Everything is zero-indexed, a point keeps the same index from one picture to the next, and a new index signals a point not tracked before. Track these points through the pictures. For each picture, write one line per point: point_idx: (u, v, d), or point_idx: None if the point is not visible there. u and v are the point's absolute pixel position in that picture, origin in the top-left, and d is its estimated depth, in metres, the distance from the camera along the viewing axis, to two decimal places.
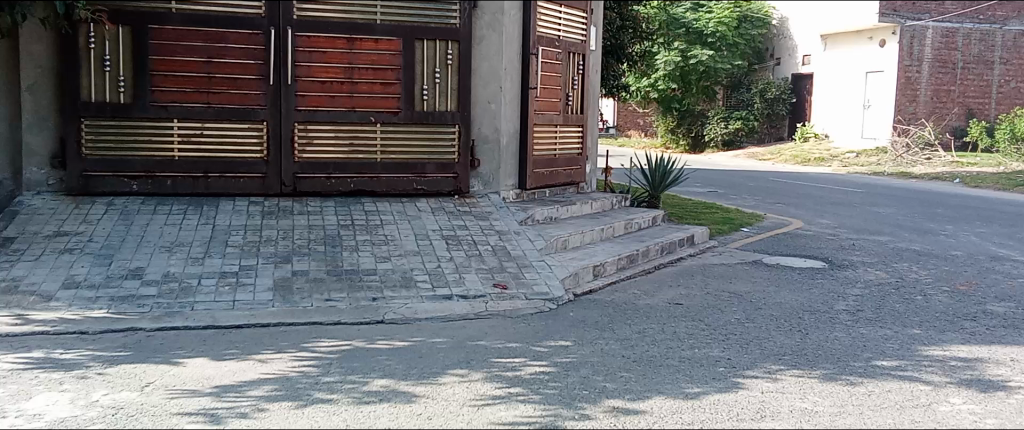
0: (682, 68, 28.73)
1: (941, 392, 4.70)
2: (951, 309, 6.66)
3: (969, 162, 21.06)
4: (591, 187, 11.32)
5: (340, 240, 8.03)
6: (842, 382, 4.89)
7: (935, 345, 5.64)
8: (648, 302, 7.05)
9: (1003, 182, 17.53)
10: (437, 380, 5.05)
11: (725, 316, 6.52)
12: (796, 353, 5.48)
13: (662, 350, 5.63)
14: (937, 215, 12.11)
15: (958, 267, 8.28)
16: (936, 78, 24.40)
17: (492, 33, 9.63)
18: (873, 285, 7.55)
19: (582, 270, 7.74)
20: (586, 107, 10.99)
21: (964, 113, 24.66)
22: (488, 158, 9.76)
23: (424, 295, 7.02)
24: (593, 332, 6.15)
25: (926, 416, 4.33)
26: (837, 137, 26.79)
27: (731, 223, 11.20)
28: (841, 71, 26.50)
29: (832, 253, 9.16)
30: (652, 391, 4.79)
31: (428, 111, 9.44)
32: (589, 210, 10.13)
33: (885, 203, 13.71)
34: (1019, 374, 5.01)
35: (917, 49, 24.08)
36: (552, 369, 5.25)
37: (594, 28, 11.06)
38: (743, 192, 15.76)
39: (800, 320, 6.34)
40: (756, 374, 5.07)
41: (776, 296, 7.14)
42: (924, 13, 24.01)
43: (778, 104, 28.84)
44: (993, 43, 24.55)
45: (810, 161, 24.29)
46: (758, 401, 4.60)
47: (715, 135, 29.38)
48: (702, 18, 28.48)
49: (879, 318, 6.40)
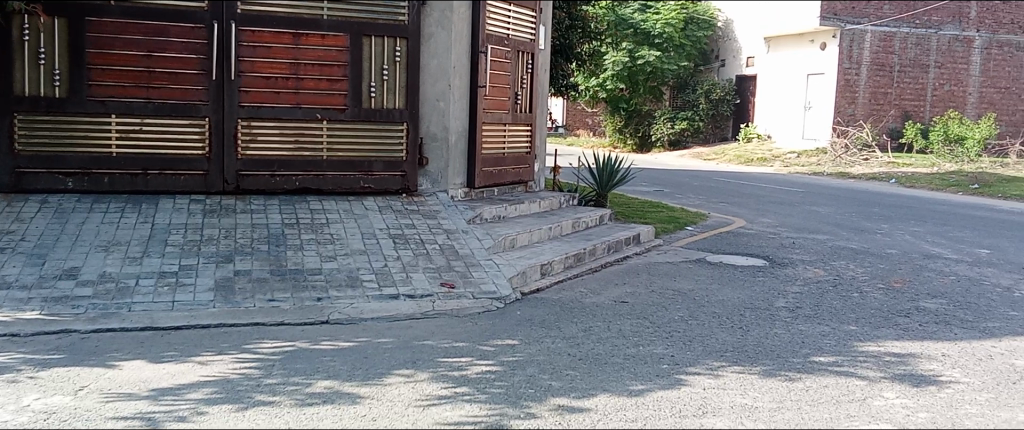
0: (630, 68, 29.07)
1: (876, 387, 4.84)
2: (885, 305, 6.86)
3: (904, 162, 21.76)
4: (539, 186, 11.35)
5: (285, 239, 7.91)
6: (781, 378, 5.00)
7: (870, 341, 5.80)
8: (594, 301, 7.09)
9: (936, 182, 18.15)
10: (382, 381, 5.00)
11: (669, 313, 6.61)
12: (737, 349, 5.58)
13: (607, 348, 5.67)
14: (873, 215, 12.46)
15: (893, 264, 8.54)
16: (874, 80, 25.16)
17: (441, 31, 9.57)
18: (812, 283, 7.73)
19: (529, 269, 7.75)
20: (535, 106, 11.00)
21: (900, 115, 25.48)
22: (436, 156, 9.71)
23: (370, 295, 6.94)
24: (540, 331, 6.16)
25: (861, 411, 4.45)
26: (779, 138, 27.39)
27: (676, 222, 11.35)
28: (783, 73, 27.10)
29: (773, 251, 9.36)
30: (597, 389, 4.82)
31: (375, 109, 9.35)
32: (537, 208, 10.16)
33: (824, 203, 14.06)
34: (949, 368, 5.19)
35: (857, 52, 24.83)
36: (498, 368, 5.25)
37: (543, 28, 11.08)
38: (688, 191, 16.00)
39: (741, 317, 6.47)
40: (698, 370, 5.15)
41: (718, 294, 7.27)
42: (863, 17, 24.75)
43: (723, 105, 29.42)
44: (929, 47, 25.31)
45: (753, 161, 24.81)
46: (700, 397, 4.67)
47: (662, 135, 29.78)
48: (650, 19, 28.85)
49: (817, 315, 6.56)
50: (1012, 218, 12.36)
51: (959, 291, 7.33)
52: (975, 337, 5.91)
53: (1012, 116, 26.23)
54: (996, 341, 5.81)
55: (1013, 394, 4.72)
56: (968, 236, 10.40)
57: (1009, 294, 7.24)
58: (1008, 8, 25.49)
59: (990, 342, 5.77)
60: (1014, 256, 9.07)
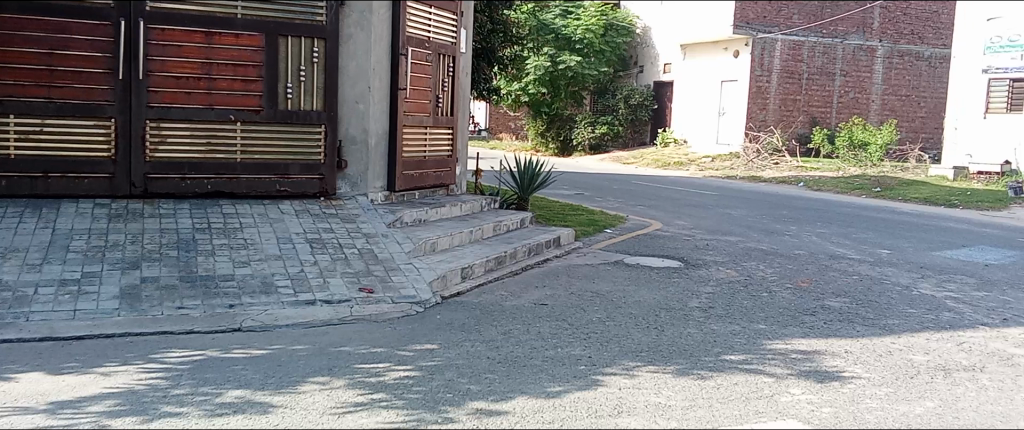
0: (552, 74, 29.33)
1: (783, 383, 5.01)
2: (793, 304, 7.10)
3: (812, 167, 22.65)
4: (461, 189, 11.31)
5: (196, 245, 7.65)
6: (694, 376, 5.12)
7: (778, 339, 6.01)
8: (514, 303, 7.12)
9: (841, 186, 18.96)
10: (296, 389, 4.89)
11: (588, 315, 6.69)
12: (652, 350, 5.69)
13: (526, 350, 5.70)
14: (782, 217, 12.92)
15: (800, 265, 8.87)
16: (784, 87, 26.06)
17: (360, 32, 9.43)
18: (724, 283, 7.96)
19: (450, 273, 7.71)
20: (456, 109, 10.97)
21: (808, 121, 26.50)
22: (355, 159, 9.57)
23: (286, 301, 6.78)
24: (459, 334, 6.15)
25: (768, 407, 4.59)
26: (695, 142, 28.07)
27: (596, 225, 11.50)
28: (699, 79, 27.83)
29: (688, 253, 9.59)
30: (515, 392, 4.84)
31: (292, 110, 9.15)
32: (458, 211, 10.13)
33: (736, 206, 14.50)
34: (851, 364, 5.41)
35: (767, 60, 25.68)
36: (416, 373, 5.21)
37: (464, 31, 11.06)
38: (608, 194, 16.25)
39: (657, 317, 6.60)
40: (615, 371, 5.23)
41: (635, 295, 7.40)
42: (774, 26, 25.64)
43: (641, 110, 30.01)
44: (835, 56, 26.43)
45: (669, 165, 25.39)
46: (615, 397, 4.74)
47: (583, 139, 30.16)
48: (570, 24, 29.16)
49: (729, 314, 6.75)
50: (911, 220, 13.00)
51: (861, 290, 7.67)
52: (875, 333, 6.19)
53: (912, 123, 27.75)
54: (894, 337, 6.10)
55: (910, 388, 4.95)
56: (870, 237, 10.90)
57: (907, 292, 7.60)
58: (909, 20, 27.05)
59: (889, 338, 6.05)
60: (911, 256, 9.54)
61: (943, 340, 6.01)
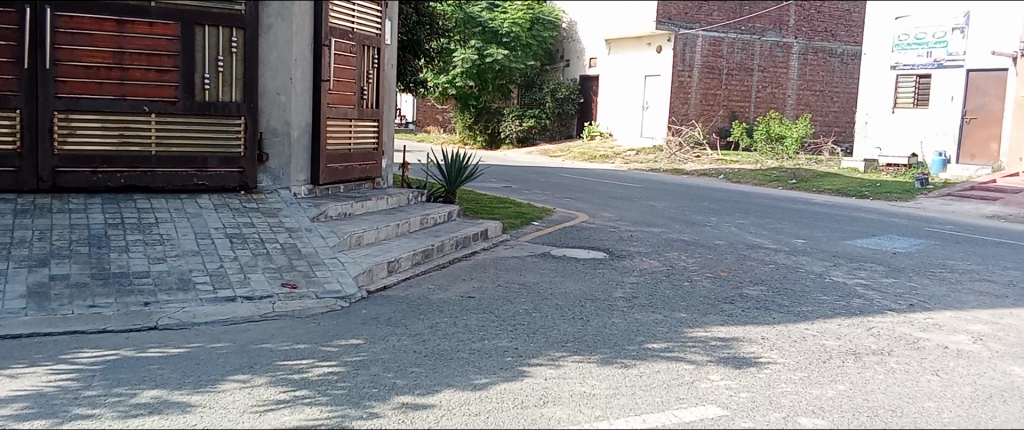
0: (479, 66, 29.21)
1: (702, 370, 5.14)
2: (713, 293, 7.30)
3: (731, 159, 23.27)
4: (387, 183, 11.19)
5: (108, 241, 7.37)
6: (617, 365, 5.21)
7: (699, 327, 6.16)
8: (441, 297, 7.10)
9: (759, 178, 19.55)
10: (215, 388, 4.77)
11: (515, 307, 6.72)
12: (577, 340, 5.76)
13: (453, 343, 5.69)
14: (704, 208, 13.25)
15: (720, 255, 9.12)
16: (705, 82, 26.68)
17: (281, 22, 9.22)
18: (647, 273, 8.11)
19: (376, 267, 7.62)
20: (381, 101, 10.85)
21: (727, 115, 27.23)
22: (277, 152, 9.35)
23: (204, 298, 6.60)
24: (385, 329, 6.09)
25: (689, 393, 4.71)
26: (621, 135, 28.49)
27: (523, 218, 11.55)
28: (624, 73, 28.26)
29: (613, 244, 9.73)
30: (442, 385, 4.82)
31: (210, 102, 8.89)
32: (384, 205, 10.03)
33: (659, 197, 14.80)
34: (768, 350, 5.59)
35: (689, 56, 26.28)
36: (340, 369, 5.14)
37: (389, 22, 10.93)
38: (535, 187, 16.35)
39: (583, 308, 6.68)
40: (541, 361, 5.27)
41: (561, 286, 7.47)
42: (695, 22, 26.23)
43: (568, 104, 30.26)
44: (753, 52, 27.22)
45: (595, 158, 25.69)
46: (541, 388, 4.78)
47: (510, 132, 30.11)
48: (497, 18, 29.15)
49: (652, 304, 6.89)
50: (824, 210, 13.52)
51: (777, 278, 7.93)
52: (790, 320, 6.41)
53: (825, 117, 28.85)
54: (808, 324, 6.32)
55: (823, 372, 5.15)
56: (785, 227, 11.28)
57: (820, 280, 7.90)
58: (823, 18, 28.09)
59: (803, 325, 6.29)
60: (825, 245, 9.92)
61: (853, 325, 6.27)
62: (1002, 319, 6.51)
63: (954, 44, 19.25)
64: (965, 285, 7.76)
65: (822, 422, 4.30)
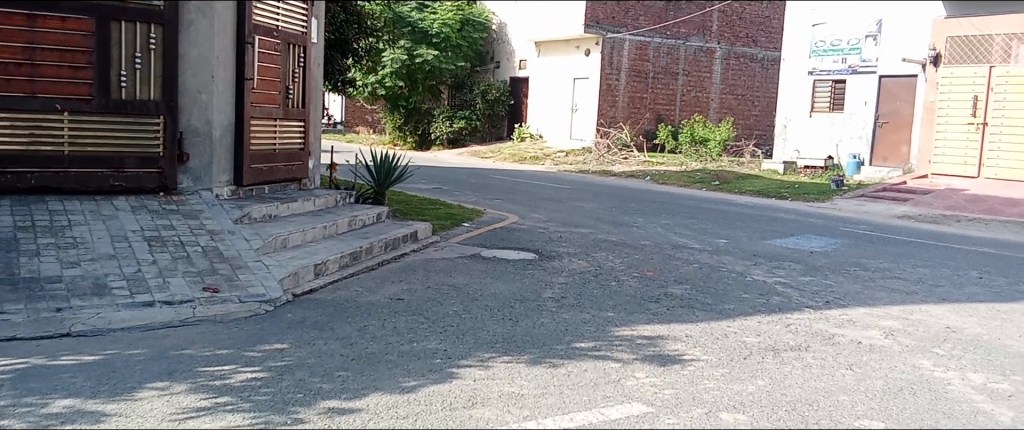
0: (408, 67, 28.93)
1: (628, 368, 5.22)
2: (639, 292, 7.43)
3: (658, 161, 23.71)
4: (314, 184, 10.99)
5: (17, 245, 7.04)
6: (546, 365, 5.25)
7: (625, 326, 6.26)
8: (369, 299, 7.01)
9: (684, 180, 19.98)
10: (132, 396, 4.61)
11: (444, 308, 6.69)
12: (506, 340, 5.78)
13: (381, 346, 5.63)
14: (630, 210, 13.47)
15: (646, 255, 9.29)
16: (632, 86, 27.12)
17: (202, 18, 8.96)
18: (576, 273, 8.20)
19: (302, 269, 7.47)
20: (308, 101, 10.65)
21: (654, 118, 27.74)
22: (199, 152, 9.08)
23: (120, 303, 6.37)
24: (311, 332, 5.99)
25: (615, 391, 4.78)
26: (551, 137, 28.71)
27: (453, 219, 11.51)
28: (553, 76, 28.48)
29: (542, 245, 9.79)
30: (369, 388, 4.77)
31: (127, 100, 8.57)
32: (311, 207, 9.85)
33: (588, 199, 14.97)
34: (692, 348, 5.72)
35: (617, 59, 26.66)
36: (264, 374, 5.03)
37: (315, 20, 10.75)
38: (465, 188, 16.33)
39: (512, 309, 6.71)
40: (470, 363, 5.27)
41: (491, 287, 7.49)
42: (622, 26, 26.64)
43: (499, 106, 30.31)
44: (678, 56, 27.83)
45: (525, 160, 25.78)
46: (470, 389, 4.77)
47: (441, 133, 29.94)
48: (427, 18, 29.02)
49: (580, 303, 6.96)
50: (745, 211, 13.91)
51: (700, 277, 8.14)
52: (713, 318, 6.57)
53: (747, 120, 29.71)
54: (730, 321, 6.49)
55: (744, 368, 5.29)
56: (709, 227, 11.57)
57: (741, 278, 8.13)
58: (744, 24, 28.97)
59: (725, 322, 6.45)
60: (746, 244, 10.20)
61: (772, 322, 6.47)
62: (911, 314, 6.81)
63: (867, 51, 20.08)
64: (877, 282, 8.09)
65: (743, 417, 4.42)
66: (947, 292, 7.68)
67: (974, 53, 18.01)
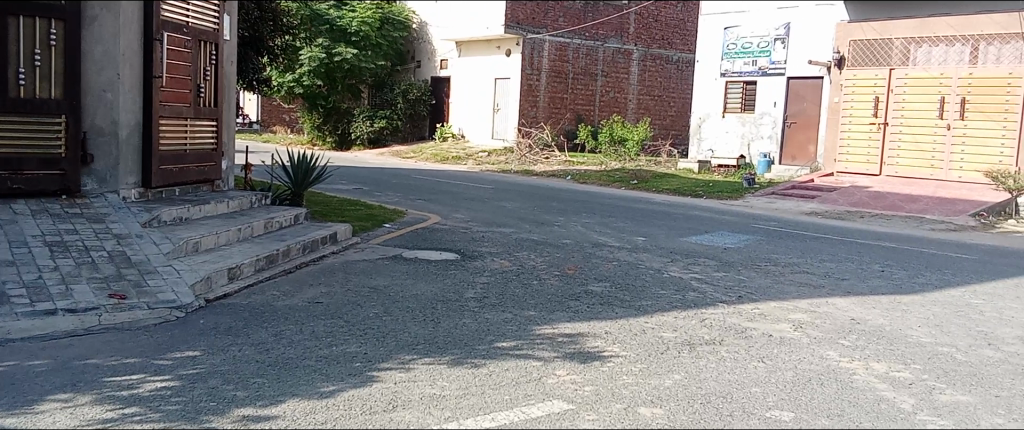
0: (327, 66, 28.43)
1: (549, 366, 5.26)
2: (560, 291, 7.50)
3: (578, 161, 23.99)
4: (227, 185, 10.68)
5: None
6: (468, 365, 5.24)
7: (546, 324, 6.31)
8: (286, 303, 6.85)
9: (604, 179, 20.28)
10: (33, 409, 4.38)
11: (364, 311, 6.60)
12: (428, 342, 5.74)
13: (299, 351, 5.51)
14: (551, 209, 13.60)
15: (567, 253, 9.39)
16: (552, 86, 27.40)
17: (107, 14, 8.61)
18: (498, 273, 8.21)
19: (215, 274, 7.23)
20: (220, 99, 10.33)
21: (574, 118, 28.09)
22: (104, 153, 8.71)
23: (19, 312, 6.06)
24: (225, 339, 5.81)
25: (536, 390, 4.80)
26: (473, 136, 28.72)
27: (373, 220, 11.37)
28: (474, 75, 28.51)
29: (464, 245, 9.77)
30: (286, 395, 4.66)
31: (26, 98, 8.17)
32: (224, 209, 9.55)
33: (509, 198, 15.02)
34: (611, 344, 5.81)
35: (537, 60, 26.87)
36: (175, 383, 4.85)
37: (227, 17, 10.44)
38: (386, 189, 16.16)
39: (434, 310, 6.67)
40: (390, 366, 5.21)
41: (412, 288, 7.42)
42: (542, 27, 26.85)
43: (420, 105, 30.10)
44: (596, 57, 28.25)
45: (448, 160, 25.69)
46: (391, 392, 4.72)
47: (361, 133, 29.48)
48: (346, 16, 28.69)
49: (501, 303, 6.98)
50: (663, 209, 14.23)
51: (619, 274, 8.27)
52: (631, 314, 6.68)
53: (663, 121, 30.41)
54: (648, 317, 6.62)
55: (661, 363, 5.40)
56: (627, 225, 11.78)
57: (658, 275, 8.30)
58: (660, 27, 29.64)
59: (643, 318, 6.57)
60: (663, 241, 10.43)
61: (688, 317, 6.63)
62: (819, 307, 7.09)
63: (777, 54, 20.79)
64: (787, 276, 8.39)
65: (660, 410, 4.51)
66: (852, 285, 8.02)
67: (875, 56, 18.87)
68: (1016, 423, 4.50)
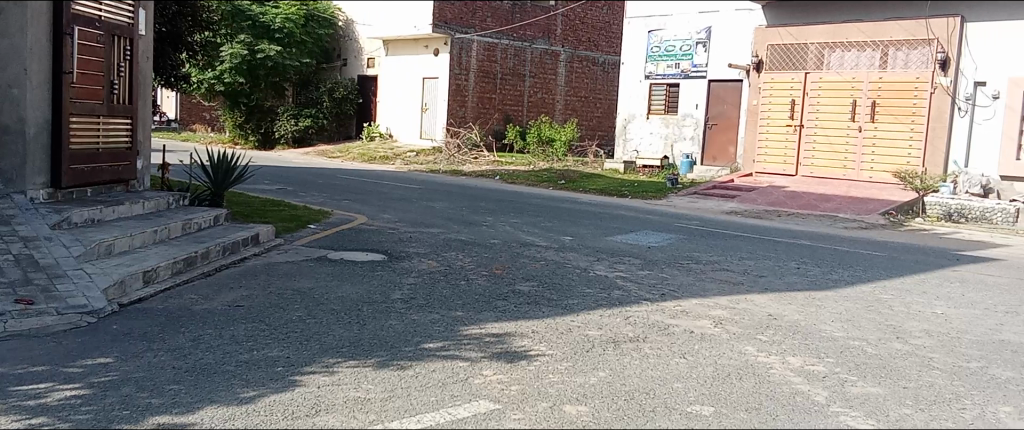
0: (249, 63, 27.85)
1: (476, 366, 5.27)
2: (487, 290, 7.50)
3: (507, 161, 24.05)
4: (143, 186, 10.31)
5: None
6: (394, 367, 5.19)
7: (474, 324, 6.30)
8: (205, 307, 6.65)
9: (532, 179, 20.40)
10: None
11: (287, 314, 6.46)
12: (353, 344, 5.66)
13: (217, 356, 5.36)
14: (479, 209, 13.60)
15: (495, 253, 9.40)
16: (480, 86, 27.42)
17: (12, 7, 8.23)
18: (425, 274, 8.17)
19: (129, 278, 6.96)
20: (135, 97, 9.97)
21: (502, 118, 28.19)
22: (9, 152, 8.33)
23: None
24: (140, 344, 5.61)
25: (462, 390, 4.80)
26: (401, 136, 28.49)
27: (298, 221, 11.16)
28: (402, 74, 28.31)
29: (391, 246, 9.69)
30: (203, 401, 4.53)
31: None
32: (140, 210, 9.23)
33: (438, 198, 14.93)
34: (537, 343, 5.85)
35: (465, 60, 26.85)
36: (85, 392, 4.66)
37: (142, 11, 10.08)
38: (312, 189, 15.87)
39: (359, 312, 6.58)
40: (314, 369, 5.12)
41: (337, 290, 7.31)
42: (470, 27, 26.87)
43: (346, 104, 29.60)
44: (524, 58, 28.42)
45: (375, 159, 25.40)
46: (313, 396, 4.64)
47: (285, 132, 28.80)
48: (269, 12, 28.06)
49: (428, 304, 6.94)
50: (590, 209, 14.38)
51: (546, 274, 8.33)
52: (557, 313, 6.74)
53: (590, 121, 30.86)
54: (574, 316, 6.68)
55: (587, 361, 5.46)
56: (555, 225, 11.88)
57: (585, 274, 8.40)
58: (586, 29, 30.05)
59: (569, 317, 6.63)
60: (589, 241, 10.56)
61: (613, 315, 6.72)
62: (738, 304, 7.30)
63: (698, 57, 21.31)
64: (708, 274, 8.61)
65: (584, 408, 4.57)
66: (768, 282, 8.29)
67: (792, 60, 19.51)
68: (922, 413, 4.72)
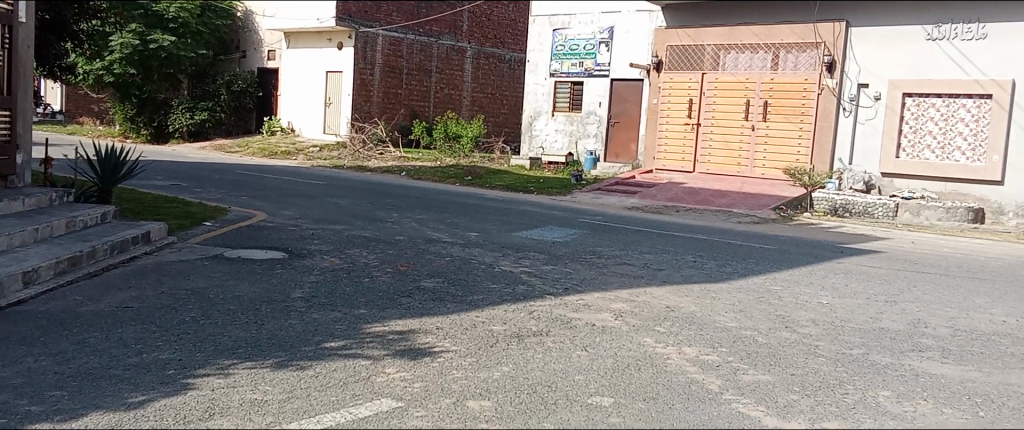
0: (141, 53, 26.66)
1: (378, 364, 5.22)
2: (391, 287, 7.45)
3: (413, 157, 23.88)
4: (23, 182, 9.73)
5: None
6: (293, 368, 5.08)
7: (377, 322, 6.23)
8: (90, 309, 6.33)
9: (438, 175, 20.33)
10: None
11: (180, 315, 6.23)
12: (250, 345, 5.51)
13: (104, 360, 5.11)
14: (385, 205, 13.44)
15: (400, 250, 9.33)
16: (386, 81, 27.09)
17: None
18: (328, 271, 8.03)
19: (8, 279, 6.57)
20: (14, 87, 9.41)
21: (408, 113, 27.98)
22: None
23: None
24: (18, 349, 5.29)
25: (365, 389, 4.75)
26: (303, 129, 27.83)
27: (193, 218, 10.76)
28: (304, 68, 27.68)
29: (292, 243, 9.46)
30: (88, 407, 4.32)
31: None
32: (19, 207, 8.70)
33: (342, 195, 14.68)
34: (441, 339, 5.84)
35: (369, 54, 26.45)
36: None
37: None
38: (209, 185, 15.33)
39: (257, 311, 6.40)
40: (208, 372, 4.95)
41: (234, 289, 7.09)
42: (374, 21, 26.50)
43: (245, 97, 28.71)
44: (430, 54, 28.31)
45: (276, 154, 24.75)
46: (207, 399, 4.49)
47: (180, 125, 27.69)
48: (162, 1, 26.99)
49: (329, 302, 6.81)
50: (495, 205, 14.44)
51: (452, 270, 8.32)
52: (462, 309, 6.74)
53: (496, 118, 31.05)
54: (479, 311, 6.71)
55: (490, 356, 5.50)
56: (461, 221, 11.88)
57: (490, 269, 8.43)
58: (491, 26, 30.22)
59: (474, 313, 6.65)
60: (494, 237, 10.61)
61: (517, 310, 6.78)
62: (638, 297, 7.49)
63: (601, 56, 21.74)
64: (609, 268, 8.79)
65: (487, 403, 4.60)
66: (667, 275, 8.55)
67: (690, 61, 20.11)
68: (808, 398, 4.97)
